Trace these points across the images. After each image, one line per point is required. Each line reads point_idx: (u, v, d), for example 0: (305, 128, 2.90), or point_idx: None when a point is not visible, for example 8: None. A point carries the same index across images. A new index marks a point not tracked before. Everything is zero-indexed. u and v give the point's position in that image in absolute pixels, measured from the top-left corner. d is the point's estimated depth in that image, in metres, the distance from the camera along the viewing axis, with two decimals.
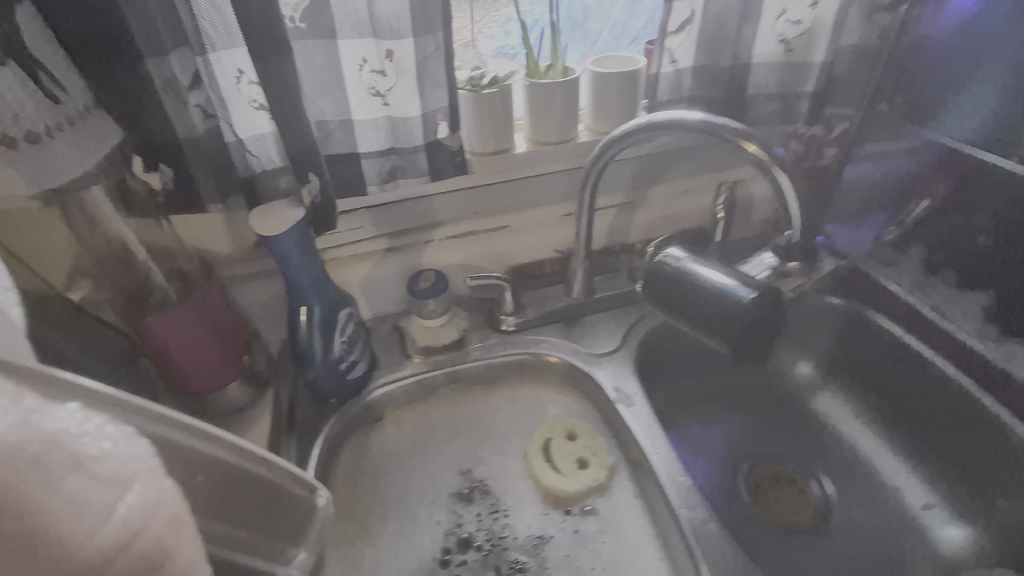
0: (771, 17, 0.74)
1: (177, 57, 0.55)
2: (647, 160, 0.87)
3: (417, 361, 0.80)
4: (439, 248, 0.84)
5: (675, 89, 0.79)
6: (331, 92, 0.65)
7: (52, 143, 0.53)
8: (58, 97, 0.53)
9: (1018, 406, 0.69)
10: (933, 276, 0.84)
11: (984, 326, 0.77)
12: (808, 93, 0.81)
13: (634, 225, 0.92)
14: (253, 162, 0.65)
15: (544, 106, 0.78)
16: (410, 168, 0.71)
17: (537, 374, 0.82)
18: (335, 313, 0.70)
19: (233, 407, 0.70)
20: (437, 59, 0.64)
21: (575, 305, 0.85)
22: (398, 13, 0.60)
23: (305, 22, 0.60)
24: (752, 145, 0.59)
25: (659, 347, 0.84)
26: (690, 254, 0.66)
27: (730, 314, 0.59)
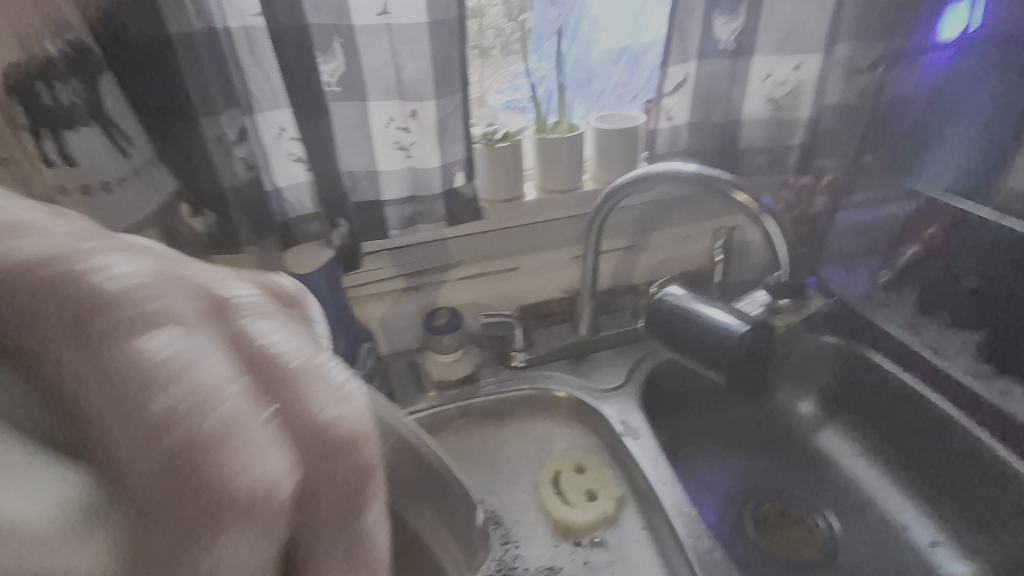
0: (758, 79, 0.82)
1: (228, 117, 0.61)
2: (648, 207, 0.93)
3: (433, 396, 0.84)
4: (454, 288, 0.90)
5: (671, 143, 0.86)
6: (359, 146, 0.71)
7: (120, 191, 0.58)
8: (129, 151, 0.58)
9: (1014, 441, 0.71)
10: (926, 317, 0.88)
11: (976, 363, 0.81)
12: (796, 146, 0.87)
13: (637, 267, 0.97)
14: (288, 208, 0.71)
15: (552, 159, 0.85)
16: (429, 214, 0.77)
17: (546, 408, 0.85)
18: (357, 348, 0.75)
19: None
20: (456, 117, 0.71)
21: (582, 342, 0.90)
22: (423, 78, 0.68)
23: (340, 86, 0.67)
24: (743, 194, 0.65)
25: (662, 382, 0.87)
26: (689, 293, 0.71)
27: (726, 348, 0.63)
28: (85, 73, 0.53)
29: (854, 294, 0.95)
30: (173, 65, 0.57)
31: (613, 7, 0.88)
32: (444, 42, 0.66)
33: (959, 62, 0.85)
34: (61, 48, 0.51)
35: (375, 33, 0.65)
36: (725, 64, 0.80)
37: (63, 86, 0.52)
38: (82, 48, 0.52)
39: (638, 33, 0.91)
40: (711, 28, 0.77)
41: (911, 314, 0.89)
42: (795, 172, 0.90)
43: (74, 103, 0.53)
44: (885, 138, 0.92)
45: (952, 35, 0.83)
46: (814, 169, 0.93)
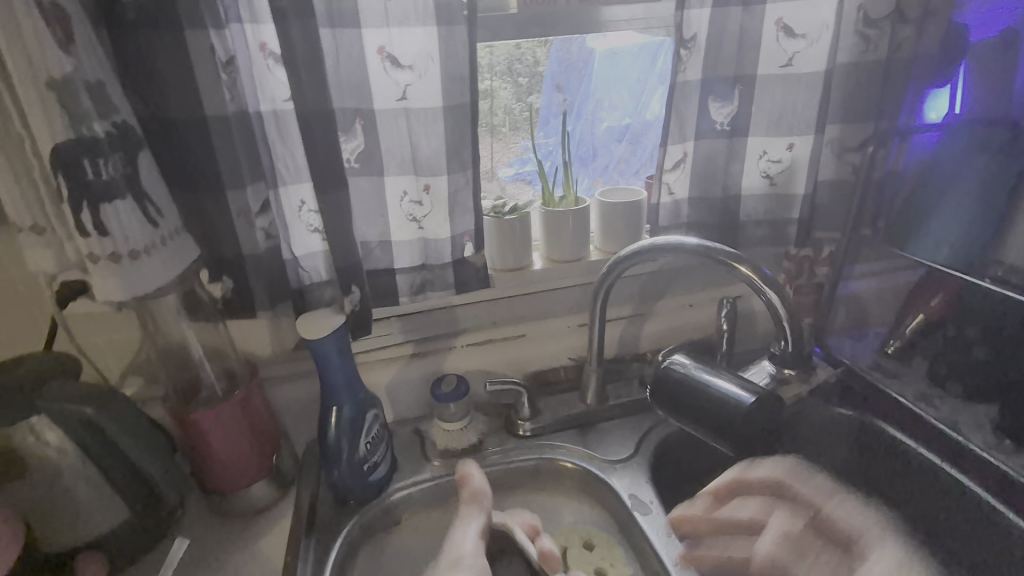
0: (754, 157, 0.86)
1: (253, 189, 0.67)
2: (651, 277, 0.95)
3: (437, 465, 0.83)
4: (459, 355, 0.90)
5: (674, 215, 0.89)
6: (375, 218, 0.75)
7: (146, 260, 0.57)
8: (158, 222, 0.58)
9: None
10: (939, 388, 0.87)
11: (997, 438, 0.78)
12: (795, 219, 0.90)
13: (643, 335, 0.98)
14: (303, 276, 0.73)
15: (557, 230, 0.88)
16: (438, 281, 0.80)
17: (552, 481, 0.84)
18: (363, 414, 0.74)
19: (256, 506, 0.75)
20: (467, 191, 0.75)
21: (589, 411, 0.88)
22: (437, 156, 0.72)
23: (359, 162, 0.72)
24: (743, 267, 0.67)
25: (672, 453, 0.86)
26: (695, 361, 0.71)
27: (731, 416, 0.63)
28: (126, 151, 0.56)
29: (864, 363, 0.94)
30: (209, 145, 0.62)
31: (615, 92, 0.97)
32: (458, 124, 0.71)
33: (946, 142, 0.87)
34: (106, 129, 0.54)
35: (394, 114, 0.70)
36: (721, 143, 0.85)
37: (106, 163, 0.54)
38: (124, 129, 0.56)
39: (639, 114, 0.99)
40: (706, 112, 0.83)
41: (924, 386, 0.88)
42: (797, 245, 0.92)
43: (113, 178, 0.55)
44: (881, 211, 0.95)
45: (938, 118, 0.87)
46: (813, 241, 0.96)
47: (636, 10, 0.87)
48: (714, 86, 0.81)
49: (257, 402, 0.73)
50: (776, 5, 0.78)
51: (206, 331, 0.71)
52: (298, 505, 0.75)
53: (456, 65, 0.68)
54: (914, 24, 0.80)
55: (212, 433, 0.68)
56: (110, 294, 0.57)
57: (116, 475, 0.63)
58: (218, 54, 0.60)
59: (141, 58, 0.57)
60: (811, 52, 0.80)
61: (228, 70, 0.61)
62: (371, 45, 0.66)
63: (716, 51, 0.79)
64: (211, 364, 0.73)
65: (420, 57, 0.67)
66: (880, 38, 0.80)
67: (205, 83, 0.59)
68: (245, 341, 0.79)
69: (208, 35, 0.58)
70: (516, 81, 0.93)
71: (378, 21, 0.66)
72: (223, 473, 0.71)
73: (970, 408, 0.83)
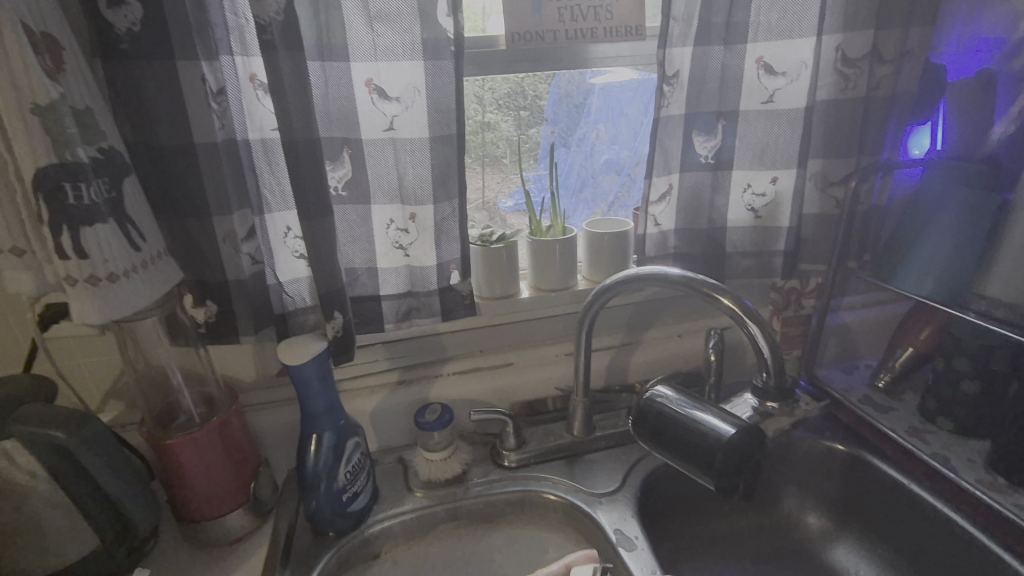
0: (738, 190, 0.87)
1: (239, 217, 0.68)
2: (640, 306, 0.96)
3: (419, 496, 0.81)
4: (447, 383, 0.90)
5: (661, 246, 0.90)
6: (362, 244, 0.76)
7: (126, 282, 0.58)
8: (140, 245, 0.59)
9: None
10: (931, 423, 0.85)
11: (990, 475, 0.76)
12: (781, 251, 0.91)
13: (633, 366, 0.97)
14: (286, 300, 0.73)
15: (545, 259, 0.89)
16: (424, 308, 0.80)
17: (537, 512, 0.82)
18: (345, 440, 0.73)
19: (231, 536, 0.72)
20: (453, 219, 0.76)
21: (576, 443, 0.87)
22: (423, 185, 0.73)
23: (346, 190, 0.73)
24: (727, 298, 0.67)
25: (659, 486, 0.84)
26: (679, 394, 0.69)
27: (711, 451, 0.62)
28: (111, 177, 0.57)
29: (854, 394, 0.94)
30: (197, 172, 0.63)
31: (604, 126, 0.98)
32: (444, 153, 0.72)
33: (928, 177, 0.83)
34: (91, 154, 0.55)
35: (381, 144, 0.72)
36: (706, 175, 0.86)
37: (88, 187, 0.55)
38: (110, 154, 0.57)
39: (630, 148, 1.00)
40: (691, 145, 0.84)
41: (915, 421, 0.87)
42: (784, 276, 0.92)
43: (95, 203, 0.55)
44: (868, 244, 0.95)
45: (921, 153, 0.89)
46: (800, 273, 0.96)
47: (622, 47, 0.92)
48: (699, 120, 0.83)
49: (236, 428, 0.72)
50: (757, 44, 0.80)
51: (187, 356, 0.71)
52: (275, 531, 0.75)
53: (443, 97, 0.70)
54: (891, 63, 0.83)
55: (186, 461, 0.67)
56: (85, 317, 0.57)
57: (85, 503, 0.61)
58: (209, 84, 0.62)
59: (132, 88, 0.59)
60: (792, 89, 0.81)
61: (219, 100, 0.63)
62: (359, 78, 0.68)
63: (699, 86, 0.82)
64: (190, 390, 0.72)
65: (407, 90, 0.69)
66: (860, 76, 0.82)
67: (195, 111, 0.61)
68: (228, 366, 0.80)
69: (199, 65, 0.60)
70: (517, 113, 0.95)
71: (366, 55, 0.68)
72: (196, 503, 0.69)
73: (962, 444, 0.82)
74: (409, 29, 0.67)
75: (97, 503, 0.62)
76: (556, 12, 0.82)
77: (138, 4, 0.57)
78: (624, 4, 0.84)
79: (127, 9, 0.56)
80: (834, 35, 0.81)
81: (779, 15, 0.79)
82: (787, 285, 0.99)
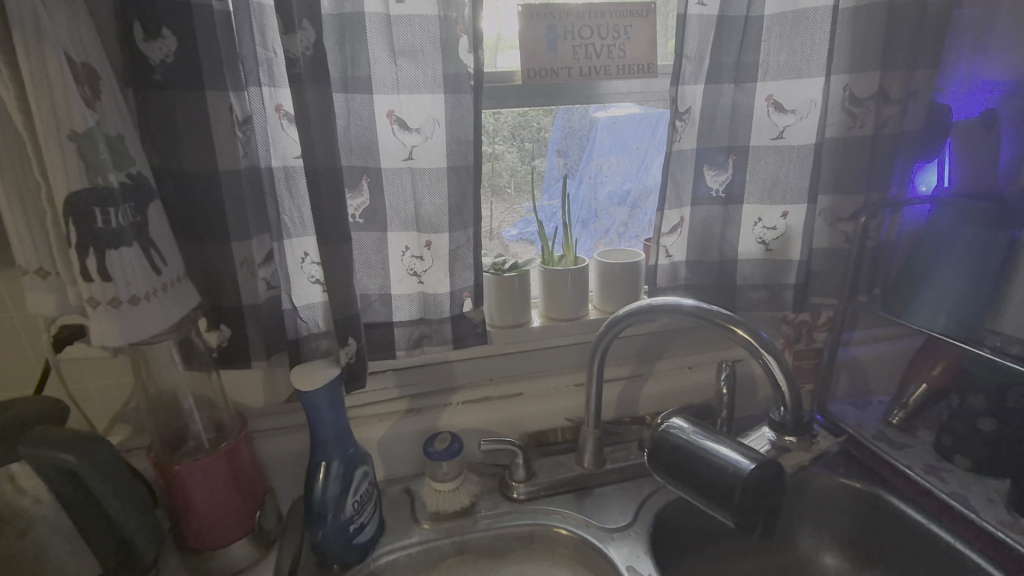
0: (749, 222, 0.89)
1: (257, 241, 0.69)
2: (651, 336, 0.95)
3: (426, 528, 0.79)
4: (455, 412, 0.89)
5: (672, 277, 0.90)
6: (376, 271, 0.76)
7: (147, 305, 0.58)
8: (161, 268, 0.60)
9: None
10: (947, 461, 0.84)
11: (1012, 516, 0.75)
12: (791, 284, 0.91)
13: (643, 398, 0.96)
14: (302, 327, 0.74)
15: (557, 289, 0.89)
16: (435, 336, 0.80)
17: (547, 548, 0.80)
18: (353, 469, 0.71)
19: (234, 567, 0.70)
20: (468, 247, 0.77)
21: (586, 475, 0.85)
22: (439, 213, 0.74)
23: (363, 218, 0.74)
24: (741, 330, 0.66)
25: (672, 522, 0.82)
26: (694, 426, 0.68)
27: (729, 486, 0.60)
28: (137, 201, 0.58)
29: (868, 430, 0.93)
30: (220, 199, 0.65)
31: (614, 158, 1.00)
32: (460, 183, 0.73)
33: (935, 214, 0.85)
34: (120, 179, 0.56)
35: (399, 173, 0.73)
36: (716, 209, 0.88)
37: (115, 212, 0.55)
38: (138, 180, 0.58)
39: (637, 180, 1.02)
40: (702, 178, 0.86)
41: (931, 458, 0.85)
42: (795, 310, 0.92)
43: (121, 227, 0.56)
44: (877, 278, 0.95)
45: (928, 189, 0.91)
46: (811, 306, 0.96)
47: (633, 84, 0.94)
48: (709, 155, 0.85)
49: (244, 454, 0.70)
50: (766, 83, 0.83)
51: (198, 380, 0.70)
52: (279, 563, 0.73)
53: (461, 129, 0.71)
54: (897, 104, 0.84)
55: (193, 487, 0.66)
56: (105, 339, 0.57)
57: (91, 532, 0.61)
58: (236, 113, 0.64)
59: (162, 116, 0.61)
60: (801, 126, 0.83)
61: (244, 128, 0.65)
62: (381, 110, 0.70)
63: (709, 122, 0.83)
64: (200, 415, 0.71)
65: (426, 121, 0.71)
66: (867, 115, 0.84)
67: (221, 139, 0.63)
68: (238, 392, 0.79)
69: (227, 95, 0.62)
70: (523, 145, 0.97)
71: (388, 88, 0.70)
72: (201, 532, 0.68)
73: (981, 483, 0.80)
74: (431, 64, 0.69)
75: (102, 531, 0.61)
76: (571, 49, 0.85)
77: (173, 36, 0.59)
78: (636, 43, 0.87)
79: (163, 42, 0.58)
80: (841, 76, 0.84)
81: (788, 56, 0.81)
82: (797, 318, 0.99)
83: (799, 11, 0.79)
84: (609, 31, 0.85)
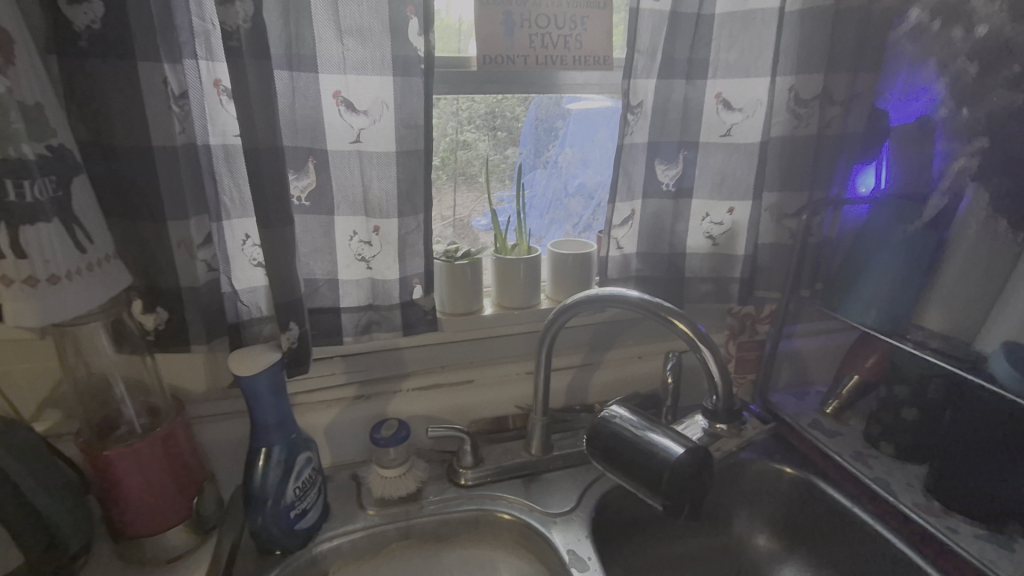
0: (697, 218, 0.91)
1: (196, 222, 0.67)
2: (603, 326, 0.96)
3: (372, 514, 0.79)
4: (405, 398, 0.89)
5: (623, 269, 0.92)
6: (323, 255, 0.75)
7: (69, 284, 0.55)
8: (85, 246, 0.57)
9: None
10: (874, 448, 0.89)
11: (928, 500, 0.80)
12: (737, 278, 0.94)
13: (592, 386, 0.98)
14: (242, 310, 0.72)
15: (508, 278, 0.89)
16: (384, 322, 0.80)
17: (492, 532, 0.81)
18: (295, 455, 0.70)
19: (169, 554, 0.68)
20: (417, 233, 0.76)
21: (534, 461, 0.87)
22: (388, 199, 0.73)
23: (309, 201, 0.72)
24: (681, 322, 0.68)
25: (615, 507, 0.85)
26: (634, 414, 0.70)
27: (660, 473, 0.62)
28: (58, 174, 0.55)
29: (805, 419, 0.97)
30: (154, 175, 0.62)
31: (570, 150, 1.01)
32: (410, 168, 0.72)
33: (875, 212, 0.89)
34: (39, 151, 0.54)
35: (347, 156, 0.72)
36: (667, 203, 0.90)
37: (31, 184, 0.52)
38: (60, 152, 0.55)
39: (598, 173, 1.02)
40: (653, 172, 0.87)
41: (860, 445, 0.91)
42: (739, 302, 0.95)
43: (38, 201, 0.53)
44: (820, 273, 0.98)
45: (867, 191, 0.93)
46: (756, 300, 1.00)
47: (591, 76, 0.95)
48: (661, 149, 0.86)
49: (180, 440, 0.68)
50: (716, 81, 0.85)
51: (131, 364, 0.68)
52: (216, 551, 0.71)
53: (411, 113, 0.70)
54: (840, 105, 0.88)
55: (122, 475, 0.63)
56: (21, 318, 0.53)
57: (24, 537, 0.57)
58: (171, 87, 0.61)
59: (88, 87, 0.58)
60: (747, 125, 0.86)
61: (181, 103, 0.63)
62: (327, 90, 0.69)
63: (662, 117, 0.85)
64: (133, 400, 0.69)
65: (375, 104, 0.69)
66: (810, 116, 0.87)
67: (155, 113, 0.60)
68: (177, 377, 0.77)
69: (161, 68, 0.60)
70: (493, 134, 0.96)
71: (336, 68, 0.68)
72: (133, 522, 0.65)
73: (902, 469, 0.85)
74: (381, 45, 0.68)
75: (33, 529, 0.58)
76: (528, 38, 0.85)
77: (99, 2, 0.56)
78: (593, 34, 0.87)
79: (88, 6, 0.55)
80: (787, 77, 0.85)
81: (738, 55, 0.83)
82: (742, 310, 1.01)
83: (748, 11, 0.81)
84: (566, 20, 0.85)
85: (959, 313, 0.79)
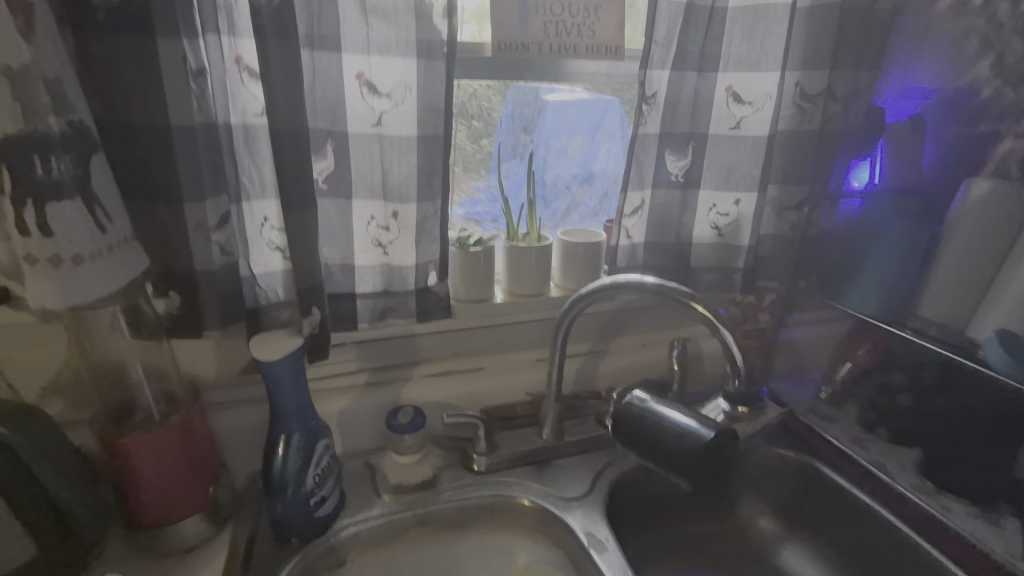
0: (704, 208, 0.93)
1: (213, 203, 0.65)
2: (613, 315, 0.98)
3: (387, 500, 0.79)
4: (418, 385, 0.88)
5: (631, 258, 0.93)
6: (340, 240, 0.74)
7: (89, 266, 0.53)
8: (106, 227, 0.55)
9: (951, 550, 0.73)
10: (870, 433, 0.93)
11: (919, 480, 0.83)
12: (740, 268, 0.96)
13: (600, 373, 0.99)
14: (260, 295, 0.71)
15: (520, 266, 0.90)
16: (400, 309, 0.79)
17: (507, 518, 0.82)
18: (313, 442, 0.69)
19: (183, 545, 0.66)
20: (435, 219, 0.75)
21: (546, 447, 0.88)
22: (408, 184, 0.72)
23: (327, 184, 0.71)
24: (699, 307, 0.70)
25: (626, 490, 0.86)
26: (655, 397, 0.72)
27: (686, 453, 0.64)
28: (79, 151, 0.53)
29: (804, 405, 1.00)
30: (172, 155, 0.60)
31: (580, 139, 0.99)
32: (430, 153, 0.72)
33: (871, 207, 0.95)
34: (60, 126, 0.51)
35: (366, 139, 0.71)
36: (675, 193, 0.91)
37: (57, 161, 0.51)
38: (80, 129, 0.53)
39: (602, 163, 1.00)
40: (663, 163, 0.89)
41: (856, 430, 0.94)
42: (743, 292, 0.98)
43: (62, 178, 0.51)
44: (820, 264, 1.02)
45: (860, 185, 0.96)
46: (757, 289, 1.00)
47: (600, 66, 0.96)
48: (672, 140, 0.88)
49: (197, 427, 0.67)
50: (727, 74, 0.86)
51: (148, 350, 0.66)
52: (234, 540, 0.70)
53: (433, 97, 0.70)
54: (841, 103, 0.89)
55: (140, 463, 0.62)
56: (45, 301, 0.52)
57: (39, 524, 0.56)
58: (190, 63, 0.59)
59: (106, 61, 0.55)
60: (756, 117, 0.87)
61: (198, 80, 0.60)
62: (350, 71, 0.67)
63: (673, 108, 0.86)
64: (149, 386, 0.67)
65: (397, 87, 0.69)
66: (814, 111, 0.88)
67: (175, 90, 0.58)
68: (189, 363, 0.75)
69: (181, 43, 0.57)
70: (468, 123, 0.95)
71: (359, 49, 0.67)
72: (150, 511, 0.64)
73: (896, 451, 0.89)
74: (404, 27, 0.67)
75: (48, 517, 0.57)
76: (542, 25, 0.84)
77: None
78: (606, 24, 0.88)
79: None
80: (795, 72, 0.87)
81: (748, 49, 0.85)
82: (744, 300, 1.01)
83: (759, 7, 0.82)
84: (579, 9, 0.86)
85: (955, 300, 0.84)
